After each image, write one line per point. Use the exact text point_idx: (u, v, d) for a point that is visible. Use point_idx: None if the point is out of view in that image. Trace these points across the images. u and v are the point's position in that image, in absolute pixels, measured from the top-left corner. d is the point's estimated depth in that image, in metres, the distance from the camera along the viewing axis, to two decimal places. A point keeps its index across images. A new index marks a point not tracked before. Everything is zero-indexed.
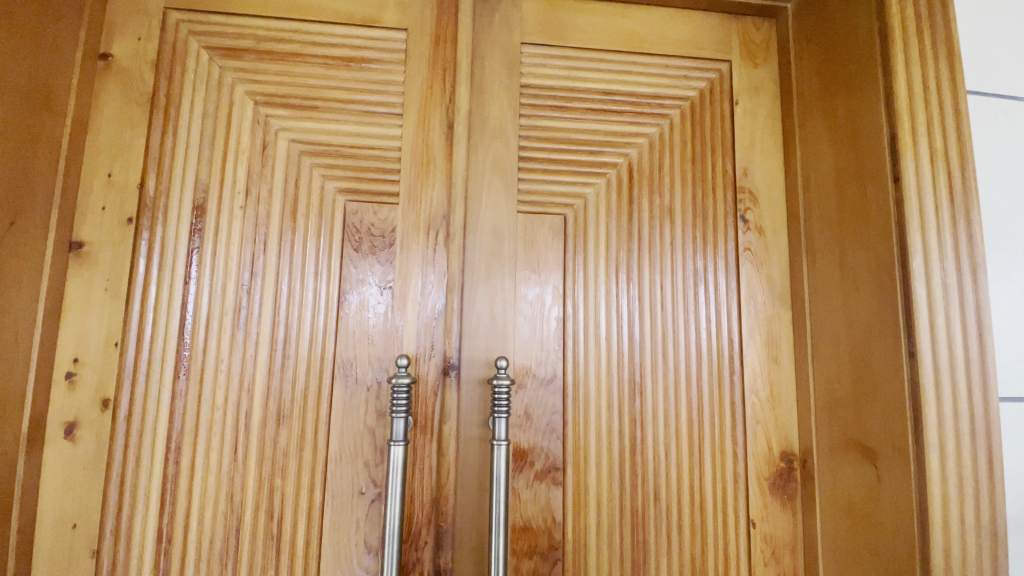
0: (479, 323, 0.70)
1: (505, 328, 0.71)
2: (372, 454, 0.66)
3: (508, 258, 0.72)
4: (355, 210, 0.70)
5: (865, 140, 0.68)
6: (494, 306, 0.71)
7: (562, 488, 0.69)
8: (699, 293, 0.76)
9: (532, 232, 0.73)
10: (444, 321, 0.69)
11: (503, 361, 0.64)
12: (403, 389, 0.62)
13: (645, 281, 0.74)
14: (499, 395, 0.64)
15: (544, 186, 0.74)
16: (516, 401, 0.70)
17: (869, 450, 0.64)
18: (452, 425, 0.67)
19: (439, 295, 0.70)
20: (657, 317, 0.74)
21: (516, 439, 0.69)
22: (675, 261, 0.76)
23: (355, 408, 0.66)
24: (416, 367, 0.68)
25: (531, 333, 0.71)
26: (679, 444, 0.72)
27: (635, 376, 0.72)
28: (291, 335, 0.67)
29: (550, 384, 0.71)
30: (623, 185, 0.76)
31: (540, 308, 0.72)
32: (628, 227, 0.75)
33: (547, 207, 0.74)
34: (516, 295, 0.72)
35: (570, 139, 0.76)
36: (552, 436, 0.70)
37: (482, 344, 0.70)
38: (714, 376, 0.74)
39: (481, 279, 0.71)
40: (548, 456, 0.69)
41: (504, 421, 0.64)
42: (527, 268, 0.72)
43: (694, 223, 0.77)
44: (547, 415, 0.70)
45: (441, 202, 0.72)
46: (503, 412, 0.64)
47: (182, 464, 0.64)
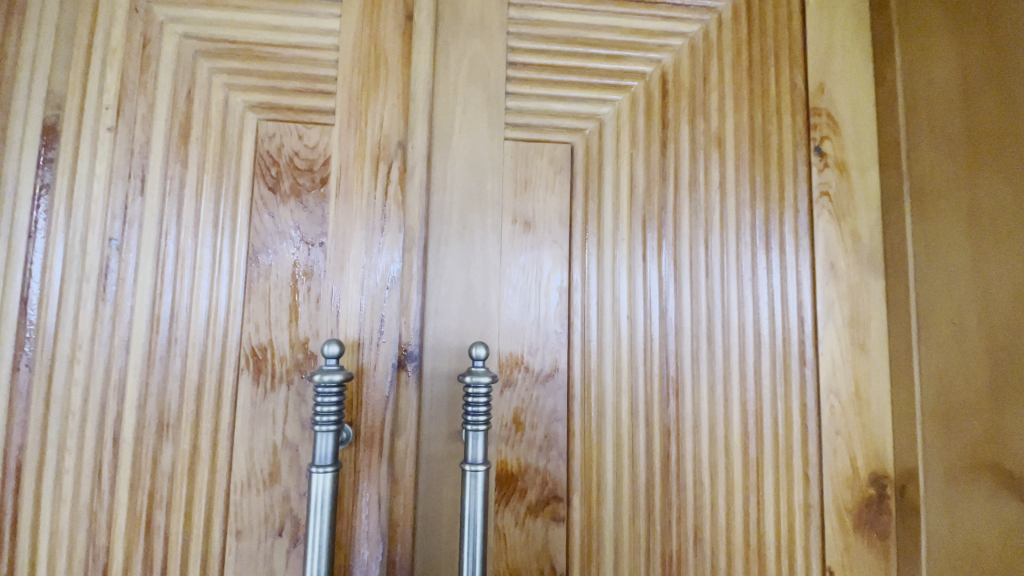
0: (449, 295, 0.49)
1: (487, 303, 0.50)
2: (294, 480, 0.46)
3: (491, 205, 0.51)
4: (272, 134, 0.49)
5: (1014, 24, 0.45)
6: (470, 272, 0.50)
7: (565, 528, 0.49)
8: (759, 256, 0.54)
9: (525, 167, 0.52)
10: (398, 292, 0.48)
11: (480, 349, 0.44)
12: (331, 391, 0.42)
13: (683, 238, 0.53)
14: (474, 399, 0.43)
15: (542, 102, 0.53)
16: (499, 405, 0.49)
17: (1015, 481, 0.43)
18: (407, 438, 0.47)
19: (391, 256, 0.49)
20: (699, 288, 0.52)
21: (502, 458, 0.49)
22: (724, 210, 0.54)
23: (269, 415, 0.46)
24: (357, 358, 0.47)
25: (522, 310, 0.51)
26: (727, 465, 0.52)
27: (668, 371, 0.51)
28: (180, 312, 0.47)
29: (547, 381, 0.50)
30: (652, 104, 0.54)
31: (536, 275, 0.51)
32: (660, 162, 0.54)
33: (548, 133, 0.53)
34: (503, 257, 0.51)
35: (579, 39, 0.54)
36: (551, 454, 0.49)
37: (453, 325, 0.49)
38: (780, 370, 0.53)
39: (452, 235, 0.50)
40: (546, 482, 0.49)
41: (480, 437, 0.43)
42: (516, 219, 0.51)
43: (751, 157, 0.55)
44: (545, 424, 0.50)
45: (395, 125, 0.50)
46: (480, 424, 0.43)
47: (22, 494, 0.44)
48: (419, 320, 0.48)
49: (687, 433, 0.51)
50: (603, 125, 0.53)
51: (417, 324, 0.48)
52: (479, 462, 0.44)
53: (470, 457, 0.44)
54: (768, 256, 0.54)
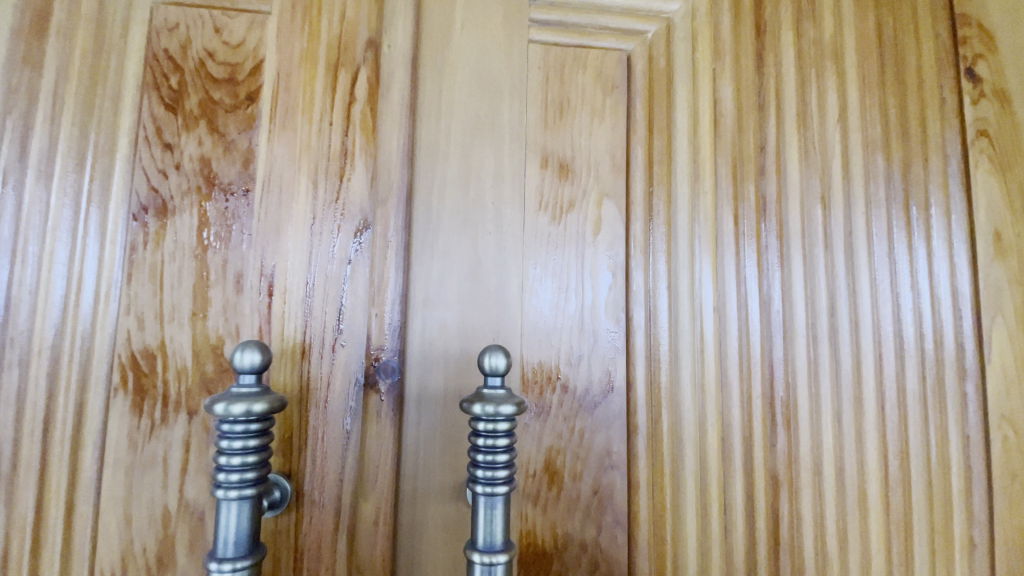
0: (447, 274, 0.32)
1: (504, 288, 0.33)
2: (198, 565, 0.29)
3: (508, 140, 0.34)
4: (177, 25, 0.32)
5: None
6: (479, 239, 0.33)
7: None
8: (897, 221, 0.37)
9: (560, 85, 0.35)
10: (367, 271, 0.30)
11: (498, 361, 0.27)
12: (244, 429, 0.24)
13: (791, 196, 0.37)
14: (489, 445, 0.26)
15: None
16: (523, 444, 0.33)
17: None
18: (379, 503, 0.29)
19: (357, 214, 0.31)
20: (817, 269, 0.36)
21: (529, 526, 0.33)
22: (847, 156, 0.37)
23: (158, 463, 0.29)
24: (301, 372, 0.29)
25: (557, 300, 0.34)
26: (861, 532, 0.35)
27: (774, 390, 0.35)
28: (19, 297, 0.29)
29: (595, 408, 0.33)
30: (741, 2, 0.38)
31: (576, 246, 0.34)
32: (757, 85, 0.37)
33: (593, 36, 0.36)
34: (527, 218, 0.34)
35: None
36: (603, 518, 0.33)
37: (453, 321, 0.32)
38: (932, 387, 0.36)
39: (451, 182, 0.33)
40: (596, 562, 0.33)
41: (500, 507, 0.27)
42: (546, 162, 0.34)
43: (883, 81, 0.39)
44: (593, 473, 0.33)
45: (366, 15, 0.33)
46: (499, 484, 0.27)
47: None
48: (400, 316, 0.31)
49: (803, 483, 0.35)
50: (672, 29, 0.37)
51: (397, 322, 0.31)
52: (500, 547, 0.27)
53: (482, 539, 0.27)
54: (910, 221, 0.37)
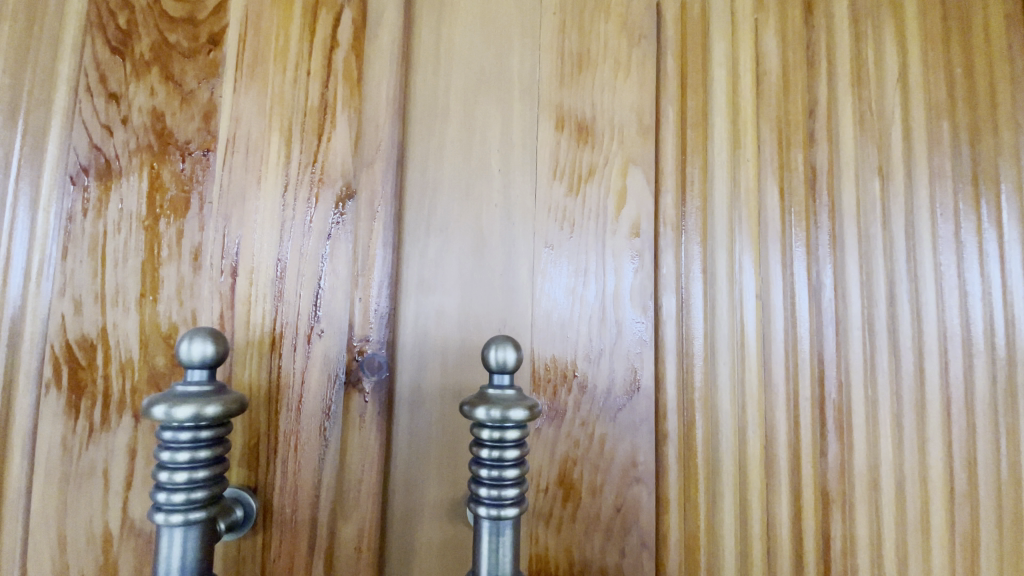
0: (447, 252, 0.28)
1: (513, 271, 0.28)
2: None
3: (517, 98, 0.30)
4: None
5: None
6: (482, 215, 0.28)
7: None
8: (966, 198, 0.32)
9: (579, 34, 0.30)
10: (350, 247, 0.25)
11: (506, 358, 0.22)
12: (192, 438, 0.19)
13: (844, 168, 0.32)
14: (494, 458, 0.22)
15: None
16: (534, 453, 0.28)
17: None
18: (363, 523, 0.24)
19: (339, 177, 0.26)
20: (873, 252, 0.32)
21: (540, 547, 0.28)
22: (906, 123, 0.33)
23: (98, 474, 0.24)
24: (270, 367, 0.25)
25: (574, 283, 0.29)
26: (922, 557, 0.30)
27: (824, 391, 0.31)
28: None
29: (619, 413, 0.29)
30: None
31: (599, 220, 0.29)
32: (805, 43, 0.33)
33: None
34: (539, 188, 0.29)
35: None
36: (627, 541, 0.28)
37: (454, 309, 0.27)
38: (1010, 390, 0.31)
39: (453, 145, 0.29)
40: None
41: (505, 530, 0.23)
42: (562, 124, 0.30)
43: (951, 35, 0.33)
44: (616, 488, 0.28)
45: None
46: (506, 505, 0.22)
47: None
48: (388, 301, 0.26)
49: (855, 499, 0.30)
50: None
51: (384, 309, 0.26)
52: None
53: (486, 571, 0.23)
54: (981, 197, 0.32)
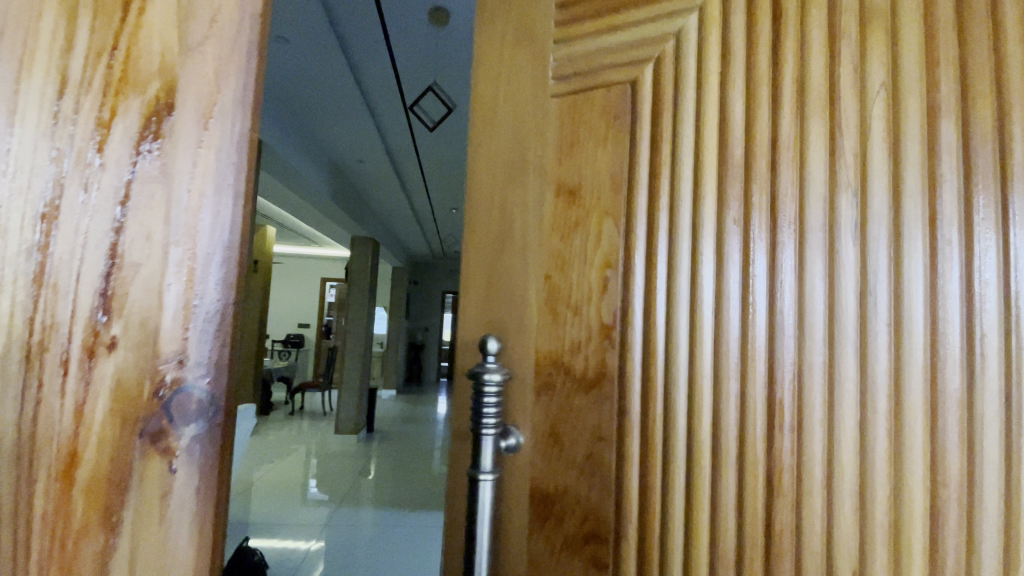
0: (503, 302, 0.37)
1: (521, 264, 0.36)
2: None
3: (533, 180, 0.37)
4: None
5: None
6: (503, 216, 0.38)
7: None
8: (896, 181, 0.30)
9: (575, 118, 0.36)
10: (163, 219, 0.19)
11: (489, 339, 0.32)
12: None
13: (754, 151, 0.32)
14: (480, 398, 0.31)
15: (598, 44, 0.36)
16: (531, 406, 0.35)
17: None
18: (199, 526, 0.20)
19: (141, 121, 0.19)
20: (790, 238, 0.31)
21: (534, 473, 0.34)
22: (836, 103, 0.31)
23: None
24: (39, 389, 0.18)
25: (554, 282, 0.35)
26: (823, 553, 0.29)
27: (741, 380, 0.31)
28: None
29: (591, 387, 0.33)
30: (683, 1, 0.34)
31: (588, 273, 0.34)
32: (719, 33, 0.33)
33: (602, 68, 0.35)
34: (542, 208, 0.36)
35: None
36: (590, 479, 0.33)
37: (504, 339, 0.36)
38: (927, 388, 0.29)
39: (499, 222, 0.38)
40: (587, 513, 0.33)
41: (490, 442, 0.32)
42: (562, 194, 0.35)
43: (889, 32, 0.31)
44: (580, 441, 0.33)
45: None
46: (489, 427, 0.31)
47: None
48: (218, 297, 0.20)
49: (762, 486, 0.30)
50: (674, 39, 0.34)
51: (212, 308, 0.20)
52: (515, 445, 0.34)
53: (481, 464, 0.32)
54: (907, 175, 0.30)
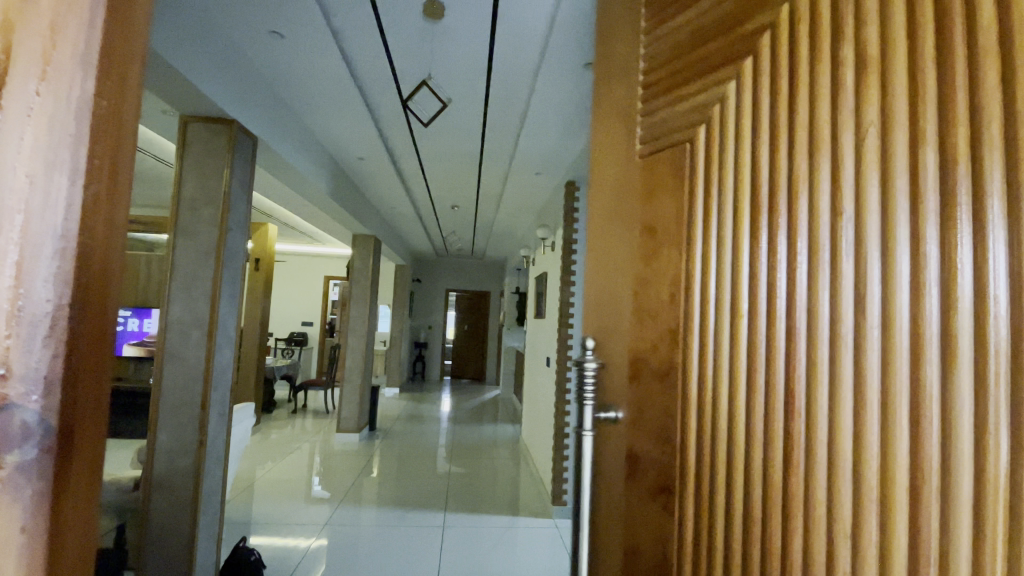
0: (612, 309, 0.49)
1: (620, 283, 0.48)
2: None
3: (626, 220, 0.48)
4: None
5: None
6: (610, 251, 0.51)
7: (672, 538, 0.40)
8: (851, 215, 0.32)
9: (652, 169, 0.46)
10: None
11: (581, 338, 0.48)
12: None
13: (775, 187, 0.36)
14: (581, 377, 0.46)
15: (667, 108, 0.45)
16: (623, 384, 0.46)
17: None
18: (34, 509, 0.21)
19: None
20: (794, 244, 0.35)
21: (630, 437, 0.45)
22: (839, 126, 0.33)
23: None
24: None
25: (639, 291, 0.45)
26: (820, 532, 0.32)
27: (748, 384, 0.36)
28: None
29: (664, 374, 0.42)
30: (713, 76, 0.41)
31: (656, 290, 0.44)
32: (731, 103, 0.39)
33: (675, 126, 0.44)
34: (628, 238, 0.47)
35: (696, 23, 0.44)
36: (663, 442, 0.41)
37: (608, 340, 0.49)
38: (868, 416, 0.30)
39: (606, 261, 0.52)
40: (663, 467, 0.41)
41: (586, 406, 0.46)
42: (643, 231, 0.46)
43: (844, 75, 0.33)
44: (657, 413, 0.42)
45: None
46: (587, 396, 0.46)
47: None
48: (51, 299, 0.21)
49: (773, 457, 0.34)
50: (736, 86, 0.39)
51: (43, 310, 0.21)
52: (614, 415, 0.46)
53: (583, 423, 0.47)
54: (893, 183, 0.30)
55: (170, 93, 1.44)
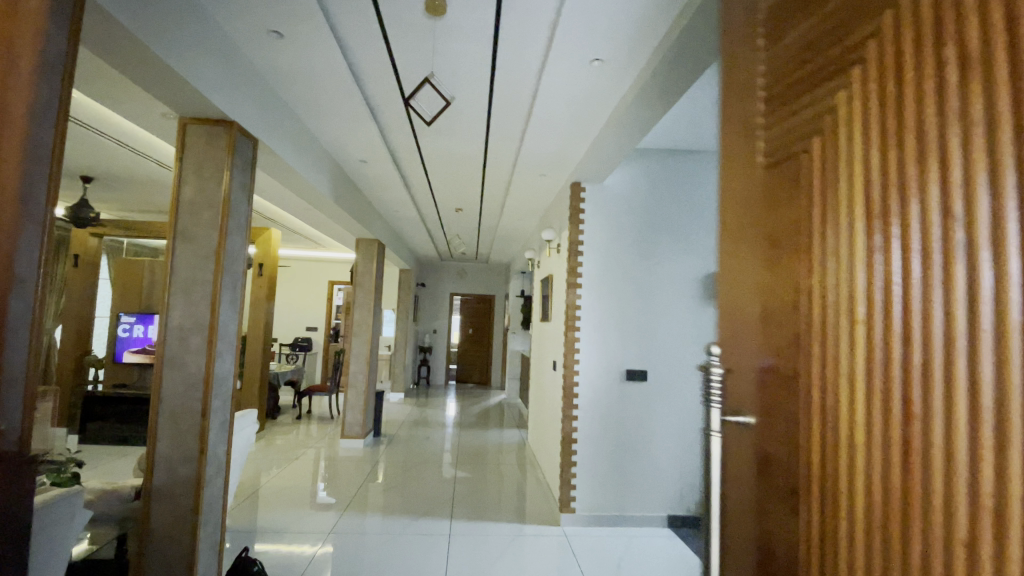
0: (740, 322, 0.53)
1: (747, 299, 0.52)
2: None
3: (756, 228, 0.51)
4: None
5: None
6: (739, 268, 0.54)
7: (794, 529, 0.42)
8: (966, 222, 0.29)
9: (773, 187, 0.48)
10: None
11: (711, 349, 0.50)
12: None
13: (884, 197, 0.35)
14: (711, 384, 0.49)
15: (784, 121, 0.47)
16: (755, 394, 0.49)
17: None
18: None
19: None
20: (909, 250, 0.33)
21: (760, 444, 0.47)
22: (948, 127, 0.30)
23: None
24: None
25: (764, 309, 0.48)
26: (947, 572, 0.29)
27: (866, 401, 0.36)
28: None
29: (789, 384, 0.44)
30: (823, 88, 0.42)
31: (781, 297, 0.46)
32: (843, 116, 0.39)
33: (795, 137, 0.45)
34: (755, 254, 0.51)
35: (813, 29, 0.44)
36: (788, 452, 0.43)
37: (737, 345, 0.53)
38: (983, 448, 0.27)
39: (734, 275, 0.55)
40: (788, 476, 0.43)
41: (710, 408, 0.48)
42: (769, 240, 0.48)
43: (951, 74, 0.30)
44: (784, 423, 0.44)
45: None
46: (714, 398, 0.48)
47: None
48: None
49: (894, 472, 0.33)
50: (845, 88, 0.39)
51: None
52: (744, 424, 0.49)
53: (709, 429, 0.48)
54: (996, 189, 0.27)
55: (170, 94, 1.41)
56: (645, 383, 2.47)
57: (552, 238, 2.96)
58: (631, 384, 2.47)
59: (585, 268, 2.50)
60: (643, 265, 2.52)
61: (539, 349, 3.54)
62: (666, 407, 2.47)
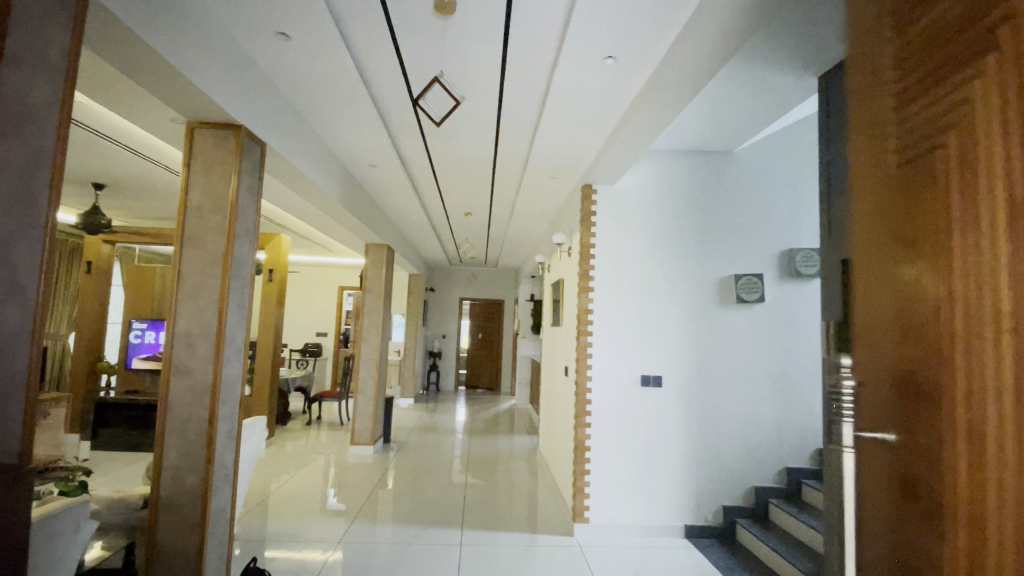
0: (874, 319, 0.62)
1: (882, 302, 0.61)
2: None
3: (888, 220, 0.60)
4: None
5: None
6: (870, 274, 0.64)
7: (932, 461, 0.51)
8: None
9: (897, 201, 0.58)
10: None
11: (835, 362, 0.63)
12: None
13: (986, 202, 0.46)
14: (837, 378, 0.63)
15: (904, 145, 0.58)
16: (885, 378, 0.59)
17: None
18: None
19: None
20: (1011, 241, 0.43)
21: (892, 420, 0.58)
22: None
23: None
24: None
25: (892, 305, 0.59)
26: None
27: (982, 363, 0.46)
28: None
29: (915, 364, 0.55)
30: (941, 112, 0.52)
31: (907, 291, 0.56)
32: (958, 139, 0.49)
33: (917, 154, 0.55)
34: (882, 260, 0.61)
35: (931, 64, 0.54)
36: (918, 419, 0.54)
37: (873, 336, 0.62)
38: None
39: (866, 278, 0.65)
40: (918, 439, 0.53)
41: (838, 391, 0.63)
42: (895, 228, 0.58)
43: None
44: (912, 397, 0.55)
45: None
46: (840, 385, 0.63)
47: None
48: None
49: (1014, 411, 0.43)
50: (960, 115, 0.50)
51: None
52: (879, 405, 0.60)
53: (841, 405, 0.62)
54: None
55: (178, 99, 1.40)
56: (659, 389, 2.41)
57: (563, 241, 2.92)
58: (645, 390, 2.41)
59: (598, 272, 2.46)
60: (656, 269, 2.47)
61: (549, 355, 3.49)
62: (682, 413, 2.40)
